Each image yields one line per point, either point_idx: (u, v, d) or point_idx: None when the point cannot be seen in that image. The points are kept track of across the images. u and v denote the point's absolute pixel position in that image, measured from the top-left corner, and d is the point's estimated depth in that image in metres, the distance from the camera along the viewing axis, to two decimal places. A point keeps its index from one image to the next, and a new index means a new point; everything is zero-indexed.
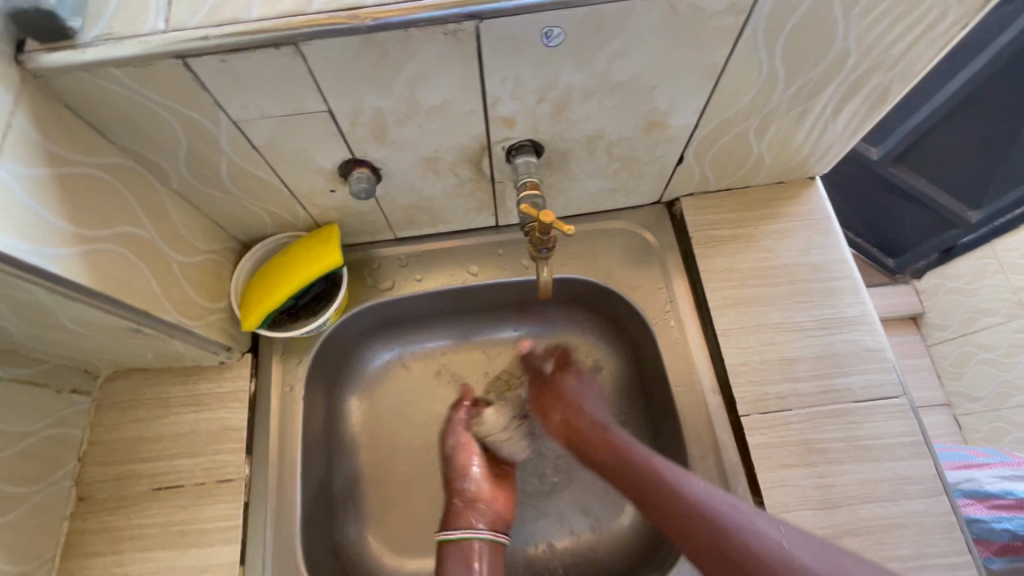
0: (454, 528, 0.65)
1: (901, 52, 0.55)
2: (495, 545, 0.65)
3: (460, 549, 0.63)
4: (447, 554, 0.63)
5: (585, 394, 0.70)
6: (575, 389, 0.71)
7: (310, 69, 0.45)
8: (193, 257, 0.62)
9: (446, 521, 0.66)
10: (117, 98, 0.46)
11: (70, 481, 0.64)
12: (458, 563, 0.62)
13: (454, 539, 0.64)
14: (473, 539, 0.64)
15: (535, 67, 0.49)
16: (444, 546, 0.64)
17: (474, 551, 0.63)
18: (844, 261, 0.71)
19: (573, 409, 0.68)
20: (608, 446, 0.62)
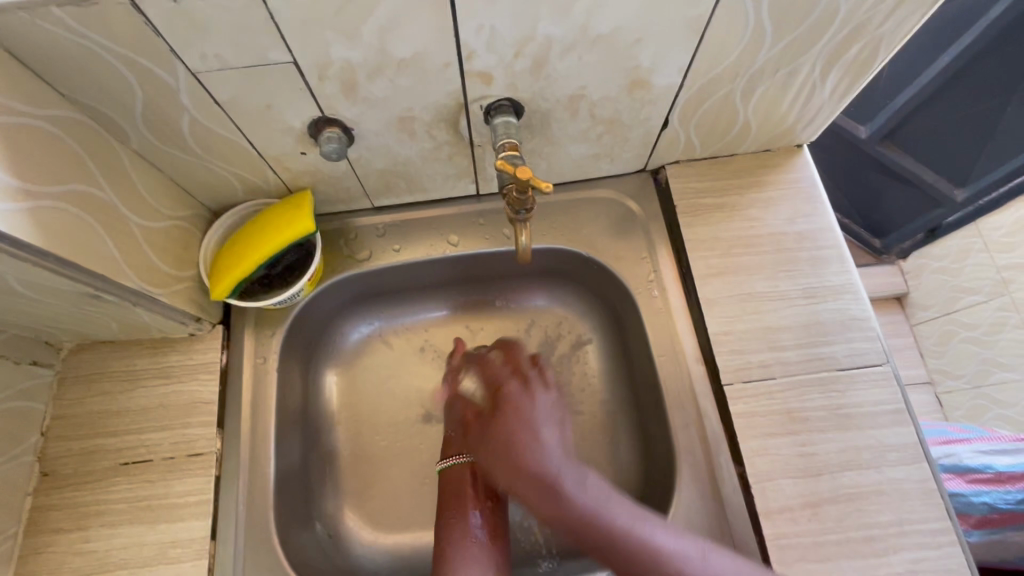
0: (449, 456, 0.66)
1: (891, 8, 0.53)
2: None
3: (458, 474, 0.64)
4: (446, 480, 0.64)
5: (547, 444, 0.57)
6: (535, 432, 0.58)
7: (271, 13, 0.43)
8: (156, 222, 0.59)
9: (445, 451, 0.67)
10: (61, 42, 0.42)
11: (33, 456, 0.62)
12: (456, 484, 0.63)
13: (452, 463, 0.65)
14: (472, 463, 0.64)
15: (511, 16, 0.46)
16: (443, 474, 0.65)
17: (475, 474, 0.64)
18: (829, 230, 0.70)
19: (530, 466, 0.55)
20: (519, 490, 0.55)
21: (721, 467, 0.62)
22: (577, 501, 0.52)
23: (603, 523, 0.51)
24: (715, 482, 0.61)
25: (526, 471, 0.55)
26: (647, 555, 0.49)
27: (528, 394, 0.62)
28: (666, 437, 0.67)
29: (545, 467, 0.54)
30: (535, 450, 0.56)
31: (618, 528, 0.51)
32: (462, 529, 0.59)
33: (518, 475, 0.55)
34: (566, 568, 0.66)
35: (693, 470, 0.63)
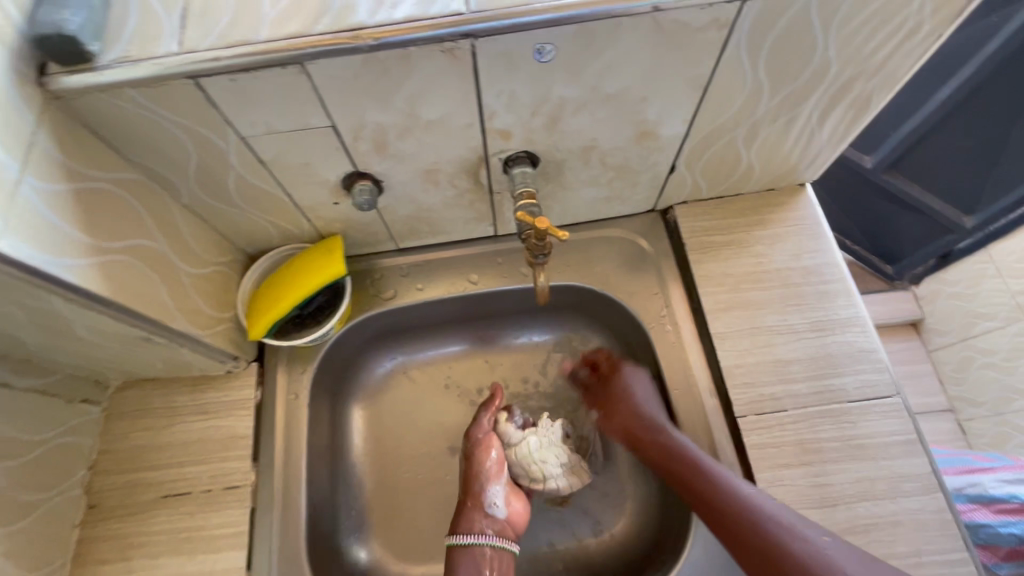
0: (466, 533, 0.64)
1: (882, 60, 0.57)
2: (504, 553, 0.64)
3: (471, 560, 0.62)
4: (458, 554, 0.62)
5: (653, 408, 0.67)
6: (640, 390, 0.69)
7: (316, 87, 0.48)
8: (202, 268, 0.64)
9: (458, 524, 0.65)
10: (131, 116, 0.48)
11: (81, 490, 0.65)
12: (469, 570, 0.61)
13: (467, 544, 0.63)
14: (483, 544, 0.63)
15: (528, 81, 0.51)
16: (453, 550, 0.63)
17: (485, 558, 0.62)
18: (835, 265, 0.73)
19: (642, 412, 0.67)
20: (659, 447, 0.63)
21: None
22: (670, 441, 0.62)
23: (695, 470, 0.58)
24: None
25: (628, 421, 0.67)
26: (730, 494, 0.55)
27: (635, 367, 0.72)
28: None
29: (650, 418, 0.66)
30: (642, 406, 0.67)
31: (708, 473, 0.57)
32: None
33: (621, 422, 0.68)
34: None
35: None
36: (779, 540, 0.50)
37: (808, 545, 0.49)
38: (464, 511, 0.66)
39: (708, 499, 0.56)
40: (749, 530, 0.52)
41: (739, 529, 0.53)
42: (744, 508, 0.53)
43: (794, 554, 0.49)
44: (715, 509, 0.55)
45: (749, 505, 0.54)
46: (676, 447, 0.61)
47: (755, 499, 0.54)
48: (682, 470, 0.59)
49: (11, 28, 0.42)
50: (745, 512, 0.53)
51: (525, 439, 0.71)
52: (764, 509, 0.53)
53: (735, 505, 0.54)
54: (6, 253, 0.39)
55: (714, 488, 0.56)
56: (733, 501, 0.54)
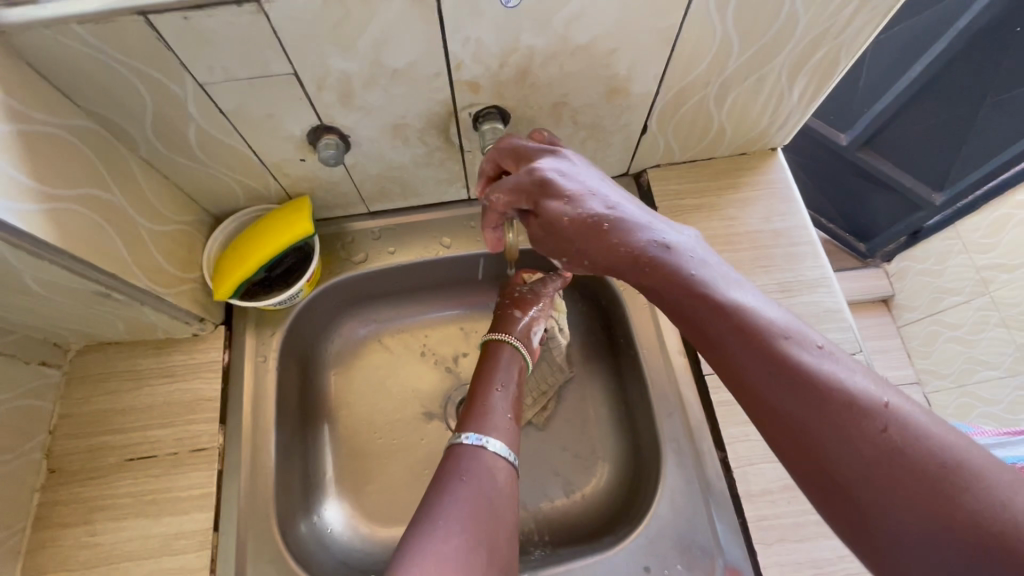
0: (510, 334, 0.68)
1: (848, 17, 0.57)
2: (525, 369, 0.68)
3: (506, 357, 0.66)
4: (496, 350, 0.67)
5: (603, 225, 0.47)
6: (580, 203, 0.48)
7: (275, 29, 0.46)
8: (163, 225, 0.62)
9: (497, 325, 0.70)
10: (80, 57, 0.46)
11: (41, 454, 0.64)
12: (503, 367, 0.65)
13: (508, 344, 0.67)
14: (518, 355, 0.67)
15: (495, 29, 0.50)
16: (493, 343, 0.68)
17: (515, 366, 0.66)
18: (803, 228, 0.74)
19: (585, 241, 0.48)
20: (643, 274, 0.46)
21: (705, 454, 0.64)
22: (654, 263, 0.45)
23: (703, 310, 0.43)
24: (700, 467, 0.64)
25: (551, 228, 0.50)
26: (754, 340, 0.40)
27: (554, 149, 0.53)
28: (651, 427, 0.69)
29: (613, 239, 0.47)
30: (584, 226, 0.48)
31: (722, 316, 0.41)
32: (501, 405, 0.61)
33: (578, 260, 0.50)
34: (558, 554, 0.68)
35: (677, 456, 0.65)
36: (815, 402, 0.36)
37: (851, 404, 0.35)
38: (506, 318, 0.70)
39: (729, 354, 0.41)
40: (772, 386, 0.39)
41: (762, 395, 0.39)
42: (771, 359, 0.39)
43: (834, 433, 0.35)
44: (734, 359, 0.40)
45: (776, 352, 0.39)
46: (666, 275, 0.45)
47: (788, 339, 0.39)
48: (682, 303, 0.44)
49: None
50: (776, 363, 0.39)
51: (564, 309, 0.76)
52: (801, 355, 0.38)
53: (764, 356, 0.39)
54: None
55: (732, 327, 0.41)
56: (752, 357, 0.39)
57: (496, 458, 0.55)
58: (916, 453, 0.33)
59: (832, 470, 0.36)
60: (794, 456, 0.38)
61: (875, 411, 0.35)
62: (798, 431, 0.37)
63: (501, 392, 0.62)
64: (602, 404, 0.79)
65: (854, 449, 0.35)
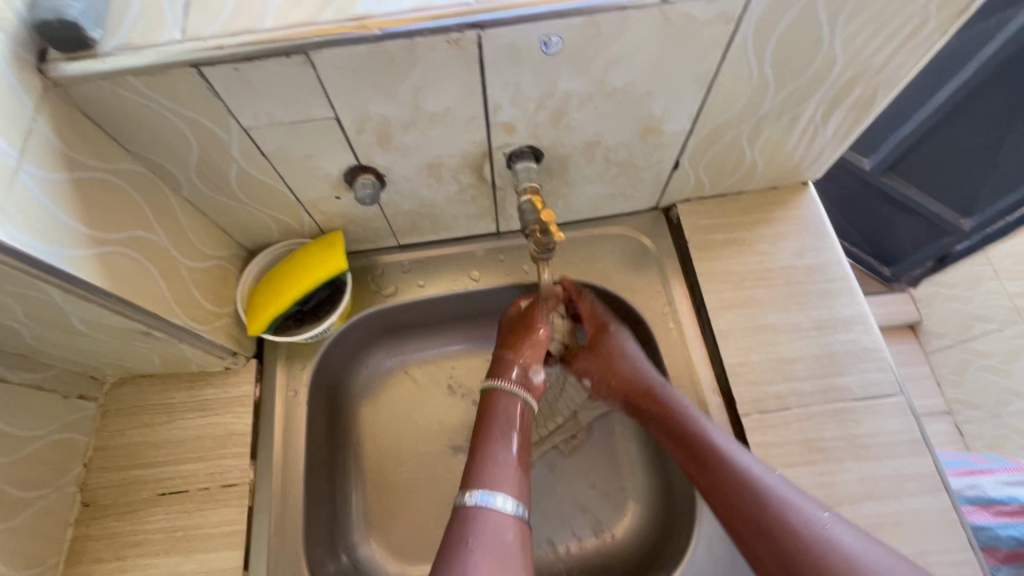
0: (501, 380, 0.62)
1: (886, 57, 0.57)
2: (531, 411, 0.61)
3: (503, 400, 0.60)
4: (493, 400, 0.61)
5: (644, 368, 0.66)
6: (635, 358, 0.68)
7: (319, 77, 0.47)
8: (200, 262, 0.63)
9: (493, 371, 0.64)
10: (132, 106, 0.47)
11: (76, 487, 0.64)
12: (502, 414, 0.59)
13: (505, 390, 0.61)
14: (516, 398, 0.61)
15: (533, 74, 0.51)
16: (490, 394, 0.61)
17: (516, 408, 0.60)
18: (838, 263, 0.73)
19: (627, 375, 0.67)
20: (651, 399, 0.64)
21: None
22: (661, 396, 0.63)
23: (693, 433, 0.59)
24: None
25: (620, 380, 0.67)
26: (765, 502, 0.52)
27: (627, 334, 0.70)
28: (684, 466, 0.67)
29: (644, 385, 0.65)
30: (634, 367, 0.67)
31: (708, 438, 0.58)
32: (505, 458, 0.55)
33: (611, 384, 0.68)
34: None
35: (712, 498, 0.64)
36: (770, 509, 0.52)
37: (804, 518, 0.51)
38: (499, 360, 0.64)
39: (712, 466, 0.56)
40: (743, 495, 0.53)
41: (737, 499, 0.54)
42: (782, 521, 0.51)
43: (799, 540, 0.50)
44: (746, 515, 0.53)
45: (785, 515, 0.51)
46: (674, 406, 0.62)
47: (764, 478, 0.54)
48: (769, 525, 0.51)
49: (9, 12, 0.41)
50: (745, 488, 0.54)
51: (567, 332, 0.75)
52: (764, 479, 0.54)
53: (770, 516, 0.52)
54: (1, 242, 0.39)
55: (778, 560, 0.50)
56: (731, 472, 0.55)
57: (504, 515, 0.51)
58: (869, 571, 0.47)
59: None
60: (765, 558, 0.51)
61: (875, 570, 0.47)
62: (775, 553, 0.50)
63: (503, 443, 0.56)
64: (632, 440, 0.77)
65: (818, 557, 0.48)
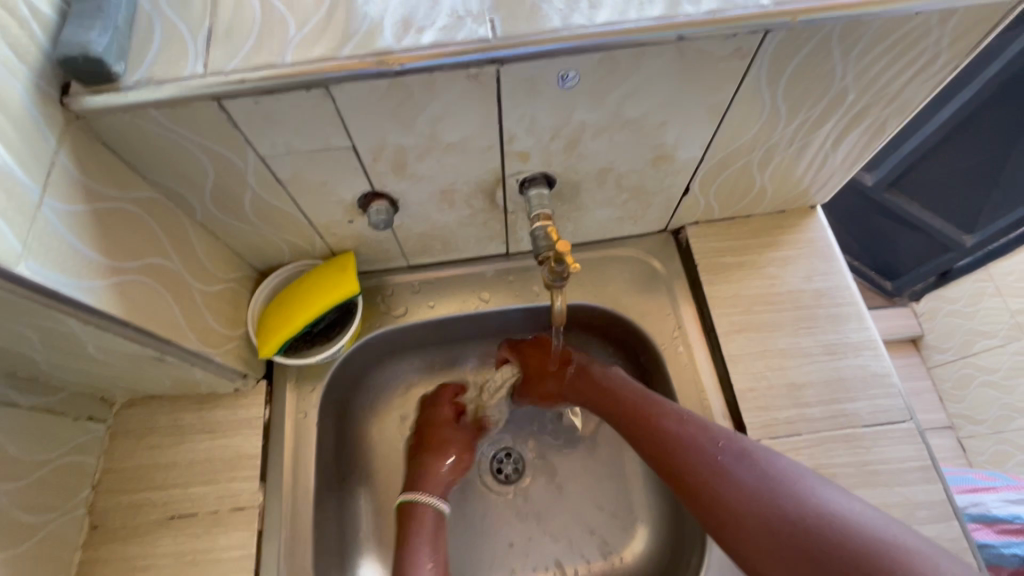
0: (417, 495, 0.69)
1: (897, 89, 0.57)
2: (444, 514, 0.70)
3: (424, 512, 0.68)
4: (410, 513, 0.68)
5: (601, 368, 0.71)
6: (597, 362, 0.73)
7: (339, 109, 0.48)
8: (213, 285, 0.63)
9: (410, 484, 0.71)
10: (152, 136, 0.48)
11: (84, 510, 0.64)
12: (419, 525, 0.67)
13: (421, 503, 0.68)
14: (432, 506, 0.68)
15: (550, 106, 0.51)
16: (406, 508, 0.68)
17: (432, 516, 0.68)
18: (846, 287, 0.73)
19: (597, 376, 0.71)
20: (601, 385, 0.70)
21: None
22: (609, 382, 0.69)
23: (629, 393, 0.66)
24: None
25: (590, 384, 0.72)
26: (680, 444, 0.58)
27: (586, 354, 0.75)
28: None
29: (603, 381, 0.70)
30: (600, 371, 0.71)
31: (642, 397, 0.65)
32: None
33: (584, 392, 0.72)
34: None
35: None
36: (692, 443, 0.58)
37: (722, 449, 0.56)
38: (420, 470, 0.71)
39: (645, 417, 0.63)
40: (671, 433, 0.59)
41: (664, 440, 0.60)
42: (690, 454, 0.57)
43: (717, 467, 0.55)
44: (666, 456, 0.58)
45: (695, 451, 0.57)
46: (618, 386, 0.68)
47: (690, 421, 0.60)
48: (685, 464, 0.57)
49: (34, 46, 0.42)
50: (673, 428, 0.60)
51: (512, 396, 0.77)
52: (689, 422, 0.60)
53: (683, 440, 0.58)
54: (23, 277, 0.39)
55: (690, 490, 0.55)
56: (658, 419, 0.61)
57: None
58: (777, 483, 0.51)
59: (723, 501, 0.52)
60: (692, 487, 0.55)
61: (763, 485, 0.52)
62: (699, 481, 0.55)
63: (422, 559, 0.64)
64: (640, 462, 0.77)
65: (733, 476, 0.53)
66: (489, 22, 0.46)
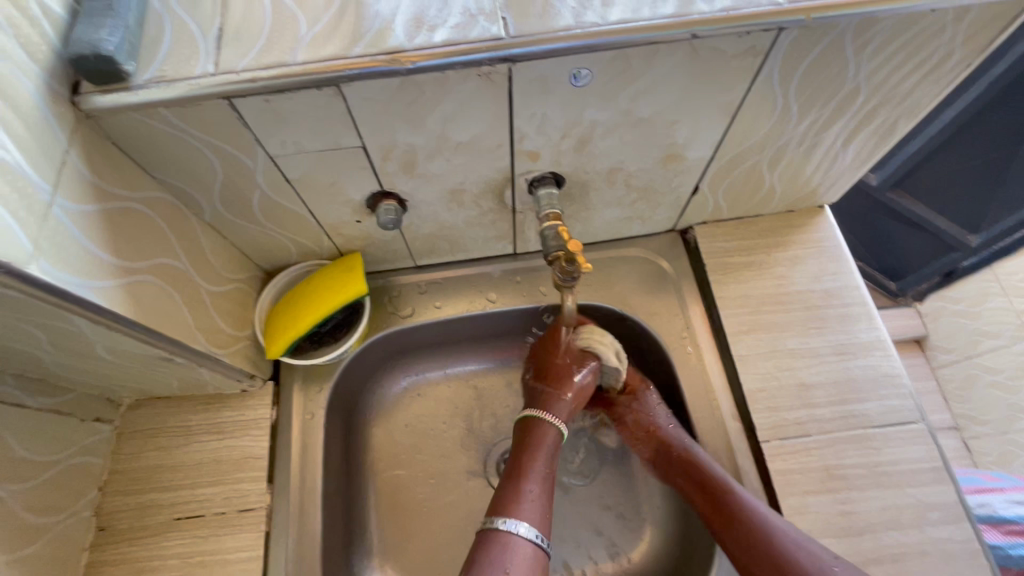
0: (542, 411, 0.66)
1: (908, 89, 0.57)
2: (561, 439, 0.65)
3: (545, 432, 0.64)
4: (529, 429, 0.65)
5: (669, 428, 0.68)
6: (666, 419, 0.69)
7: (349, 108, 0.47)
8: (220, 285, 0.63)
9: (536, 401, 0.68)
10: (162, 136, 0.47)
11: (91, 511, 0.64)
12: (540, 441, 0.63)
13: (547, 419, 0.65)
14: (553, 426, 0.65)
15: (561, 105, 0.51)
16: (529, 420, 0.66)
17: (551, 436, 0.64)
18: (855, 287, 0.73)
19: (661, 433, 0.68)
20: (670, 452, 0.66)
21: None
22: (678, 444, 0.66)
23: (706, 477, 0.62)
24: None
25: (651, 442, 0.69)
26: (788, 553, 0.54)
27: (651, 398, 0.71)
28: None
29: (667, 439, 0.67)
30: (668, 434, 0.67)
31: (726, 489, 0.60)
32: (535, 497, 0.58)
33: (648, 445, 0.70)
34: None
35: None
36: (781, 549, 0.54)
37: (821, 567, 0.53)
38: (546, 393, 0.68)
39: (732, 511, 0.58)
40: (754, 533, 0.56)
41: (754, 542, 0.56)
42: (785, 551, 0.54)
43: None
44: (769, 564, 0.54)
45: (809, 567, 0.53)
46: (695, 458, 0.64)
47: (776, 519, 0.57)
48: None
49: (45, 45, 0.42)
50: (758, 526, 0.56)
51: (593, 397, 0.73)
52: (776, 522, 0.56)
53: (773, 545, 0.55)
54: (34, 277, 0.38)
55: None
56: (745, 516, 0.57)
57: (524, 542, 0.54)
58: None
59: None
60: None
61: None
62: None
63: (535, 475, 0.60)
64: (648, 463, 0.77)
65: None
66: (501, 20, 0.45)
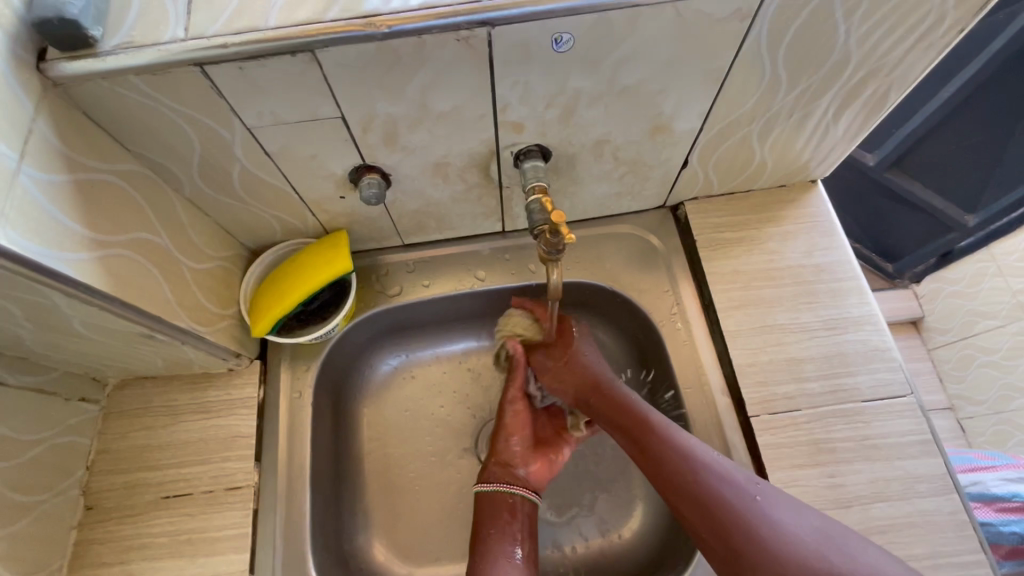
0: (489, 482, 0.66)
1: (899, 57, 0.56)
2: (529, 502, 0.66)
3: (496, 504, 0.65)
4: (485, 508, 0.65)
5: (597, 369, 0.66)
6: (594, 361, 0.67)
7: (326, 76, 0.46)
8: (203, 263, 0.62)
9: (483, 474, 0.68)
10: (134, 105, 0.46)
11: (78, 490, 0.64)
12: (493, 519, 0.64)
13: (494, 491, 0.65)
14: (508, 495, 0.65)
15: (543, 73, 0.50)
16: (480, 500, 0.66)
17: (509, 507, 0.65)
18: (847, 262, 0.72)
19: (588, 376, 0.66)
20: (600, 394, 0.64)
21: None
22: (603, 386, 0.65)
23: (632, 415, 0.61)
24: None
25: (579, 383, 0.66)
26: (709, 486, 0.53)
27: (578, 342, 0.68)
28: None
29: (595, 381, 0.65)
30: (595, 375, 0.66)
31: (650, 425, 0.59)
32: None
33: (576, 387, 0.67)
34: None
35: None
36: (704, 480, 0.54)
37: (743, 497, 0.52)
38: (490, 463, 0.68)
39: (654, 446, 0.57)
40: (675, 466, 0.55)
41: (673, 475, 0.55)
42: (708, 481, 0.53)
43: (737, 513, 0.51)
44: (688, 497, 0.53)
45: (732, 497, 0.52)
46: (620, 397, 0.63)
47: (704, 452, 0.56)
48: (722, 515, 0.51)
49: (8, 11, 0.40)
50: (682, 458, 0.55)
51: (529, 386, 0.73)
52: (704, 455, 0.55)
53: (694, 478, 0.54)
54: None
55: (707, 523, 0.52)
56: (670, 451, 0.56)
57: None
58: (800, 538, 0.49)
59: (745, 552, 0.49)
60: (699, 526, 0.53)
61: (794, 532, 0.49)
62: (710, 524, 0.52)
63: (508, 564, 0.61)
64: None
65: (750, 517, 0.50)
66: None
